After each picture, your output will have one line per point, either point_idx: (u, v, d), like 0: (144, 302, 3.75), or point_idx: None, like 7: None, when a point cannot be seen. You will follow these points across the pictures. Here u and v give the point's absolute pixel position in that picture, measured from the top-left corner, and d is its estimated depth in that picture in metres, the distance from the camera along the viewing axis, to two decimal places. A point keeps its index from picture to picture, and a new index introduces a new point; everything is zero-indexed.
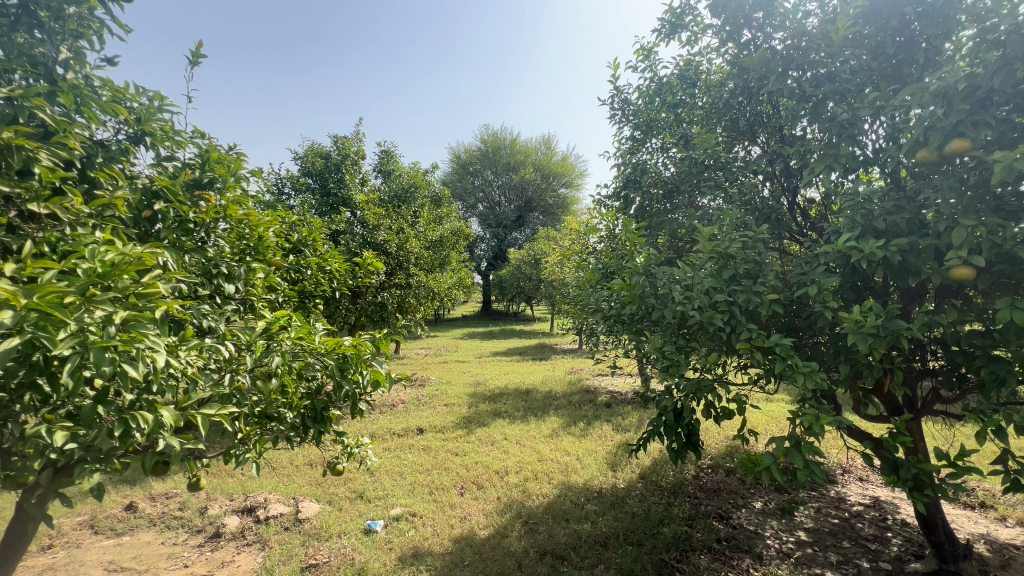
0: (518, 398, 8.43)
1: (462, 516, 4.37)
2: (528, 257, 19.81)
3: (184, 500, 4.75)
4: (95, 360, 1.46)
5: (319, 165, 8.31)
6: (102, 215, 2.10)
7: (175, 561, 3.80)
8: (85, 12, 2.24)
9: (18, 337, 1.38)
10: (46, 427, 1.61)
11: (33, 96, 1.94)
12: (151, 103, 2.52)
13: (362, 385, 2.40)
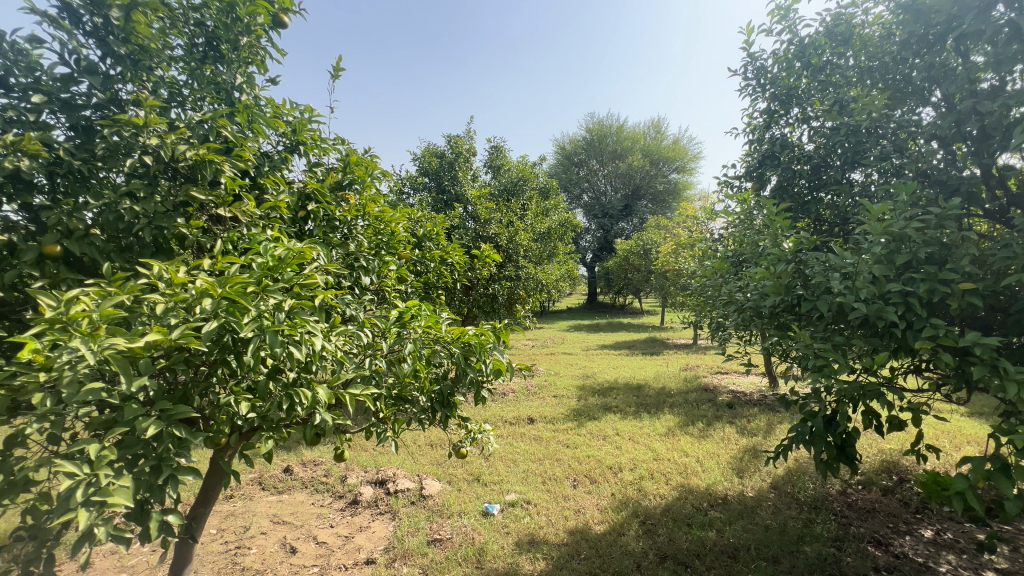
0: (629, 393, 8.16)
1: (577, 509, 4.35)
2: (636, 248, 19.04)
3: (328, 468, 5.40)
4: (268, 343, 1.69)
5: (435, 164, 8.79)
6: (269, 215, 2.41)
7: (324, 521, 4.32)
8: (254, 41, 2.60)
9: (214, 320, 1.63)
10: (234, 398, 1.89)
11: (219, 117, 2.30)
12: (303, 115, 2.83)
13: (485, 373, 2.50)
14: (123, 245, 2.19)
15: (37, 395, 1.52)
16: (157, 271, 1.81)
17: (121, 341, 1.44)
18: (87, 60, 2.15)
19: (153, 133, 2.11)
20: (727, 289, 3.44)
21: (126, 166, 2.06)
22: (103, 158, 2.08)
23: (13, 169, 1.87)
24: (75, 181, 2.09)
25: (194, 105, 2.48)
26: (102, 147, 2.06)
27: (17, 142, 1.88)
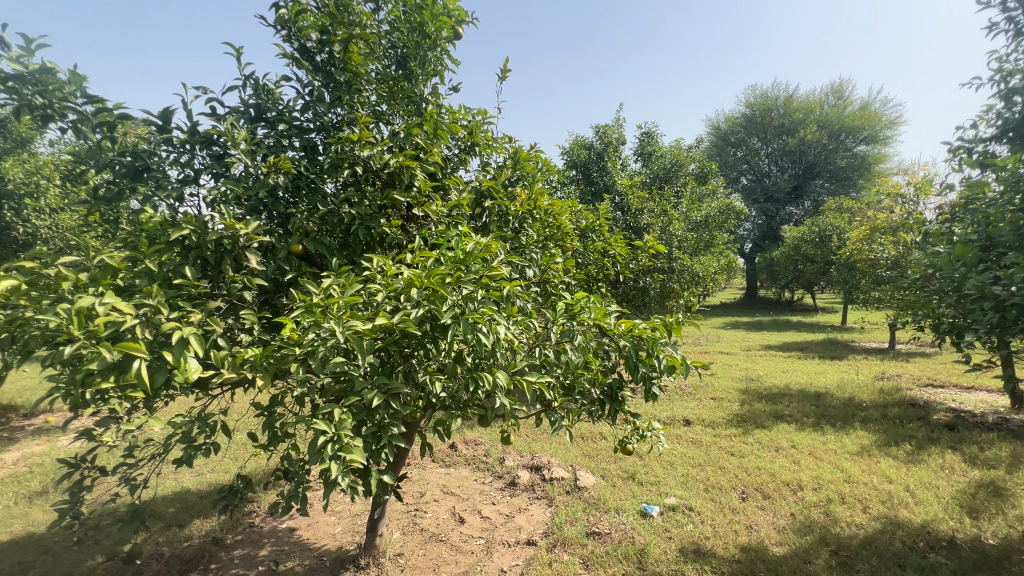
0: (805, 401, 7.12)
1: (748, 525, 3.94)
2: (810, 235, 16.48)
3: (487, 448, 5.79)
4: (462, 329, 1.84)
5: (583, 157, 8.75)
6: (452, 213, 2.63)
7: (486, 498, 4.64)
8: (438, 55, 2.84)
9: (421, 308, 1.83)
10: (429, 378, 2.10)
11: (413, 127, 2.57)
12: (477, 118, 3.03)
13: (658, 369, 2.38)
14: (343, 244, 2.59)
15: (296, 365, 1.89)
16: (374, 264, 2.10)
17: (357, 324, 1.72)
18: (316, 90, 2.59)
19: (365, 146, 2.46)
20: (969, 282, 2.74)
21: (343, 176, 2.43)
22: (327, 171, 2.48)
23: (271, 185, 2.35)
24: (309, 193, 2.54)
25: (391, 119, 2.83)
26: (327, 162, 2.45)
27: (274, 163, 2.35)
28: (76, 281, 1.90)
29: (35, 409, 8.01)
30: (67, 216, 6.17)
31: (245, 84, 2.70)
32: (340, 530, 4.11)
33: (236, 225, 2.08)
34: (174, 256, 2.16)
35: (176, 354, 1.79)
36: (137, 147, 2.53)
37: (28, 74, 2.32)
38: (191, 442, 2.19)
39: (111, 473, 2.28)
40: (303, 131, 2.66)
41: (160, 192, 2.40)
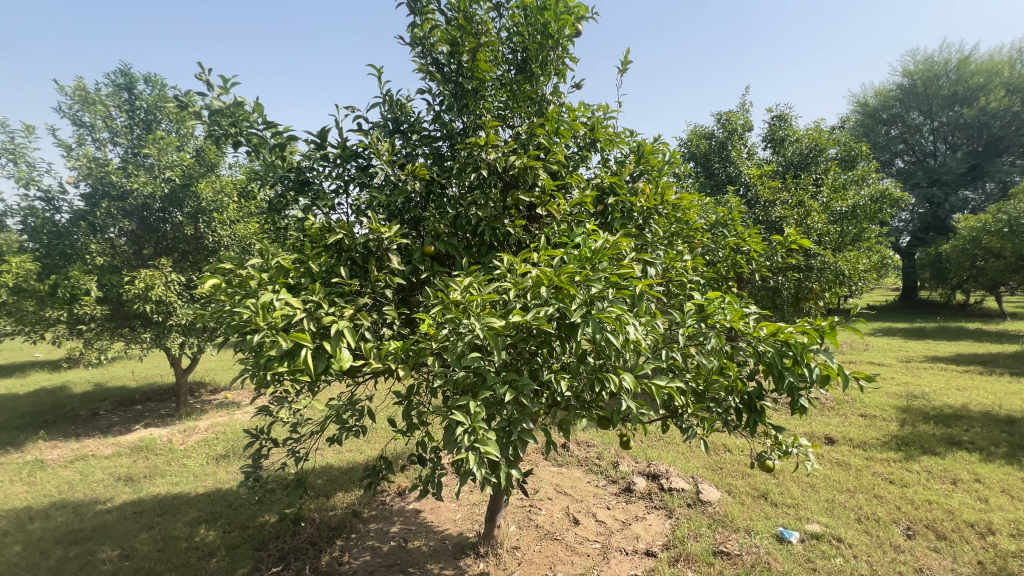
0: (993, 427, 5.86)
1: (917, 568, 3.34)
2: (995, 224, 13.56)
3: (600, 451, 5.69)
4: (591, 328, 1.81)
5: (704, 147, 8.09)
6: (576, 212, 2.62)
7: (601, 501, 4.55)
8: (559, 54, 2.84)
9: (551, 306, 1.84)
10: (556, 376, 2.10)
11: (536, 127, 2.60)
12: (598, 114, 2.98)
13: (809, 380, 2.11)
14: (471, 245, 2.72)
15: (433, 359, 2.02)
16: (504, 263, 2.17)
17: (492, 321, 1.79)
18: (446, 100, 2.75)
19: (491, 150, 2.56)
20: None
21: (471, 179, 2.54)
22: (456, 175, 2.62)
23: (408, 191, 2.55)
24: (440, 196, 2.72)
25: (513, 122, 2.91)
26: (457, 166, 2.59)
27: (410, 171, 2.56)
28: (260, 280, 2.25)
29: (219, 387, 9.72)
30: (242, 226, 7.38)
31: (384, 101, 2.98)
32: (460, 517, 4.33)
33: (381, 229, 2.29)
34: (330, 258, 2.45)
35: (334, 344, 2.01)
36: (301, 165, 2.93)
37: (224, 110, 2.82)
38: (344, 423, 2.46)
39: (282, 445, 2.66)
40: (433, 140, 2.86)
41: (319, 203, 2.75)
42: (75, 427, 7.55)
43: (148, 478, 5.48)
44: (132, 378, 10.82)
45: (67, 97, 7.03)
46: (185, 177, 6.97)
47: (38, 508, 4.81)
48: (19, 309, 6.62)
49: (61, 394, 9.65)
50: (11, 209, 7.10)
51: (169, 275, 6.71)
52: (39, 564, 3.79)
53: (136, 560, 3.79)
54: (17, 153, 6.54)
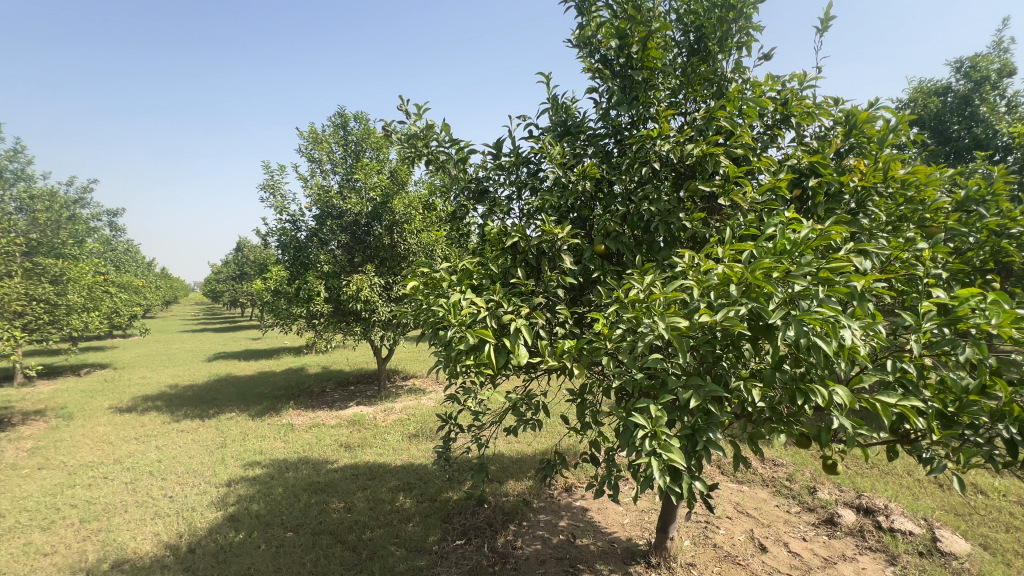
0: None
1: None
2: None
3: (791, 473, 4.97)
4: (793, 331, 1.56)
5: (935, 108, 6.78)
6: (766, 199, 2.32)
7: (795, 530, 3.96)
8: (741, 25, 2.56)
9: (741, 306, 1.65)
10: (745, 384, 1.88)
11: (717, 110, 2.38)
12: (792, 85, 2.61)
13: None
14: (643, 242, 2.62)
15: (608, 359, 1.99)
16: (686, 259, 2.03)
17: (677, 320, 1.69)
18: (614, 96, 2.73)
19: (665, 141, 2.43)
20: None
21: (642, 174, 2.45)
22: (626, 171, 2.56)
23: (580, 192, 2.58)
24: (609, 195, 2.69)
25: (686, 108, 2.74)
26: (626, 162, 2.52)
27: (581, 171, 2.58)
28: (450, 282, 2.52)
29: (409, 375, 11.28)
30: (426, 234, 8.31)
31: (551, 107, 3.10)
32: (629, 521, 4.22)
33: (554, 230, 2.34)
34: (507, 260, 2.62)
35: (513, 341, 2.13)
36: (479, 176, 3.23)
37: (418, 134, 3.26)
38: (521, 416, 2.59)
39: (466, 431, 2.93)
40: (600, 138, 2.87)
41: (496, 209, 2.98)
42: (311, 400, 9.56)
43: (361, 447, 6.64)
44: (347, 364, 13.27)
45: (304, 139, 8.88)
46: (384, 196, 8.22)
47: (291, 461, 6.22)
48: (277, 307, 8.67)
49: (301, 373, 12.34)
50: (271, 231, 9.32)
51: (373, 279, 8.01)
52: (293, 505, 4.90)
53: (355, 514, 4.61)
54: (274, 188, 8.54)
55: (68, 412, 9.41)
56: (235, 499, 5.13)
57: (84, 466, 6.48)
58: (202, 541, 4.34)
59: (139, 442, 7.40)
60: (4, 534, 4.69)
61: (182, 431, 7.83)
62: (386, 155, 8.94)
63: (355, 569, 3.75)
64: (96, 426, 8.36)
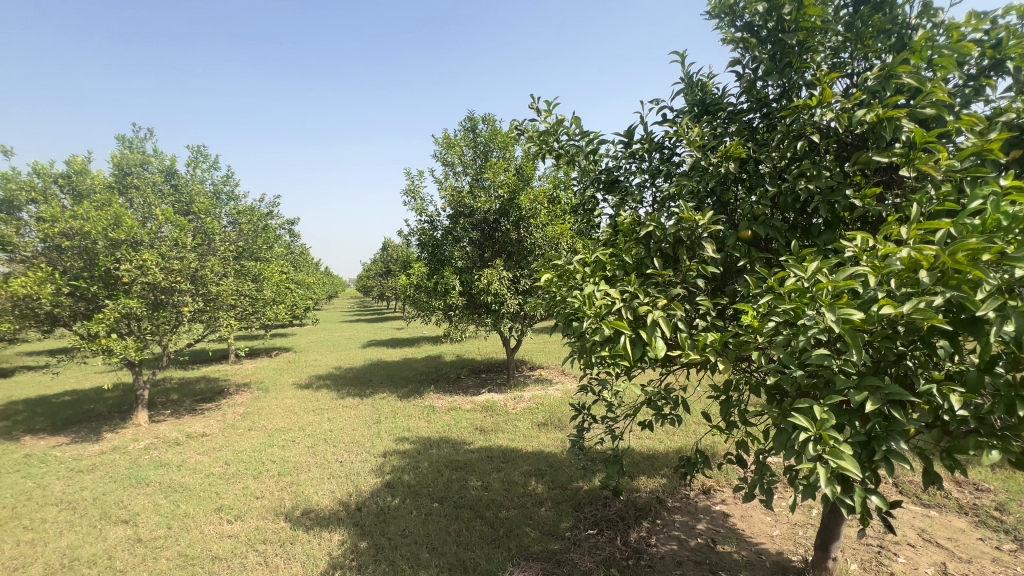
0: None
1: None
2: None
3: (1001, 502, 4.03)
4: (1013, 326, 1.28)
5: None
6: (966, 166, 1.92)
7: (1008, 571, 3.21)
8: None
9: (936, 296, 1.39)
10: (938, 389, 1.59)
11: (898, 66, 2.02)
12: (1005, 22, 2.11)
13: None
14: (797, 225, 2.35)
15: (759, 353, 1.84)
16: (859, 242, 1.77)
17: (851, 313, 1.49)
18: (760, 67, 2.50)
19: (826, 109, 2.14)
20: None
21: (797, 149, 2.19)
22: (776, 147, 2.33)
23: (723, 174, 2.40)
24: (756, 175, 2.46)
25: (853, 67, 2.39)
26: (778, 136, 2.27)
27: (724, 152, 2.40)
28: (583, 273, 2.55)
29: (536, 365, 11.62)
30: (551, 228, 8.42)
31: (686, 87, 2.96)
32: (779, 534, 3.83)
33: (693, 217, 2.23)
34: (641, 250, 2.57)
35: (650, 333, 2.09)
36: (609, 167, 3.23)
37: (548, 130, 3.42)
38: (659, 410, 2.52)
39: (600, 421, 2.94)
40: (743, 115, 2.66)
41: (629, 198, 2.93)
42: (449, 385, 10.42)
43: (494, 431, 7.05)
44: (478, 353, 14.15)
45: (439, 145, 9.62)
46: (511, 192, 8.54)
47: (434, 439, 6.87)
48: (419, 300, 9.58)
49: (440, 361, 13.50)
50: (412, 231, 10.33)
51: (502, 272, 8.40)
52: (438, 478, 5.42)
53: (491, 493, 4.94)
54: (415, 192, 9.41)
55: (265, 386, 11.59)
56: (390, 469, 5.85)
57: (279, 430, 7.93)
58: (367, 501, 5.04)
59: (316, 414, 8.82)
60: (230, 478, 5.99)
61: (347, 407, 9.14)
62: (512, 152, 9.25)
63: (494, 544, 4.02)
64: (286, 399, 10.17)
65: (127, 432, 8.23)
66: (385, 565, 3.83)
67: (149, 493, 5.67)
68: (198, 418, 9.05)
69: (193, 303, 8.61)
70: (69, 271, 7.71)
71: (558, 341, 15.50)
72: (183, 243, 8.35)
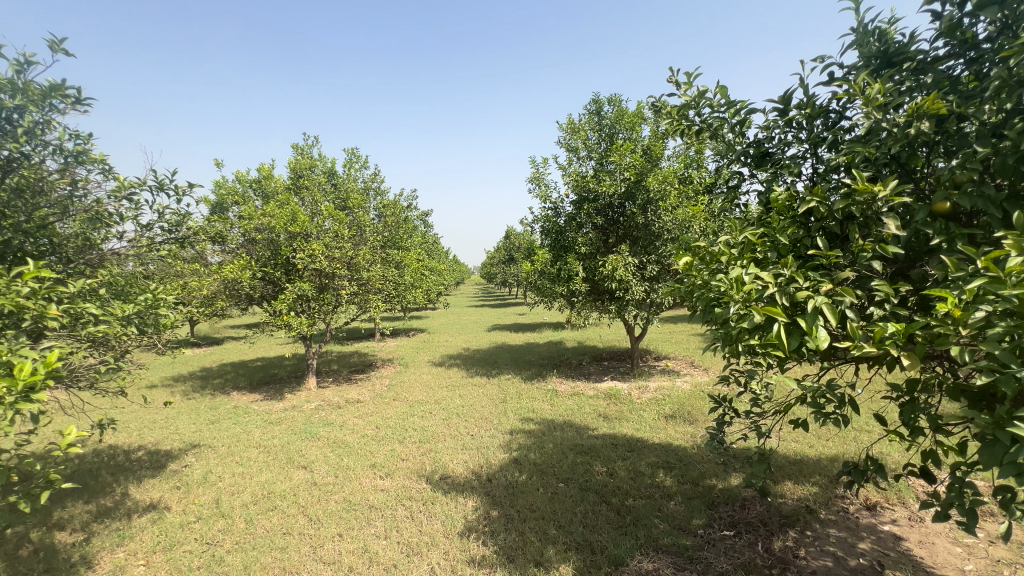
0: None
1: None
2: None
3: None
4: None
5: None
6: None
7: None
8: None
9: None
10: None
11: None
12: None
13: None
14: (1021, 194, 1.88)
15: (962, 350, 1.53)
16: None
17: None
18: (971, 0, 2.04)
19: None
20: None
21: None
22: (990, 98, 1.89)
23: (912, 135, 2.03)
24: (959, 135, 2.03)
25: None
26: (995, 84, 1.84)
27: (914, 110, 2.02)
28: (729, 255, 2.39)
29: (662, 355, 11.13)
30: (682, 210, 7.91)
31: (861, 38, 2.57)
32: (973, 569, 3.17)
33: (871, 187, 1.92)
34: (799, 229, 2.30)
35: (810, 322, 1.86)
36: (759, 139, 2.96)
37: (689, 103, 3.27)
38: (819, 408, 2.25)
39: (744, 416, 2.72)
40: (942, 63, 2.21)
41: (783, 171, 2.64)
42: (571, 371, 10.52)
43: (619, 419, 6.95)
44: (600, 341, 14.00)
45: (563, 131, 9.61)
46: (638, 174, 8.21)
47: (558, 422, 7.01)
48: (542, 286, 9.77)
49: (562, 346, 13.67)
50: (537, 219, 10.54)
51: (627, 258, 8.16)
52: (563, 460, 5.54)
53: (617, 480, 4.90)
54: (539, 179, 9.56)
55: (406, 362, 12.90)
56: (516, 446, 6.13)
57: (418, 402, 8.79)
58: (496, 474, 5.36)
59: (449, 390, 9.58)
60: (380, 440, 6.83)
61: (476, 385, 9.76)
62: (640, 133, 8.98)
63: (621, 530, 4.00)
64: (423, 374, 11.21)
65: (302, 394, 9.83)
66: (515, 534, 4.06)
67: (320, 446, 6.73)
68: (354, 387, 10.45)
69: (349, 287, 9.89)
70: (261, 260, 9.40)
71: (686, 332, 14.62)
72: (341, 234, 9.61)
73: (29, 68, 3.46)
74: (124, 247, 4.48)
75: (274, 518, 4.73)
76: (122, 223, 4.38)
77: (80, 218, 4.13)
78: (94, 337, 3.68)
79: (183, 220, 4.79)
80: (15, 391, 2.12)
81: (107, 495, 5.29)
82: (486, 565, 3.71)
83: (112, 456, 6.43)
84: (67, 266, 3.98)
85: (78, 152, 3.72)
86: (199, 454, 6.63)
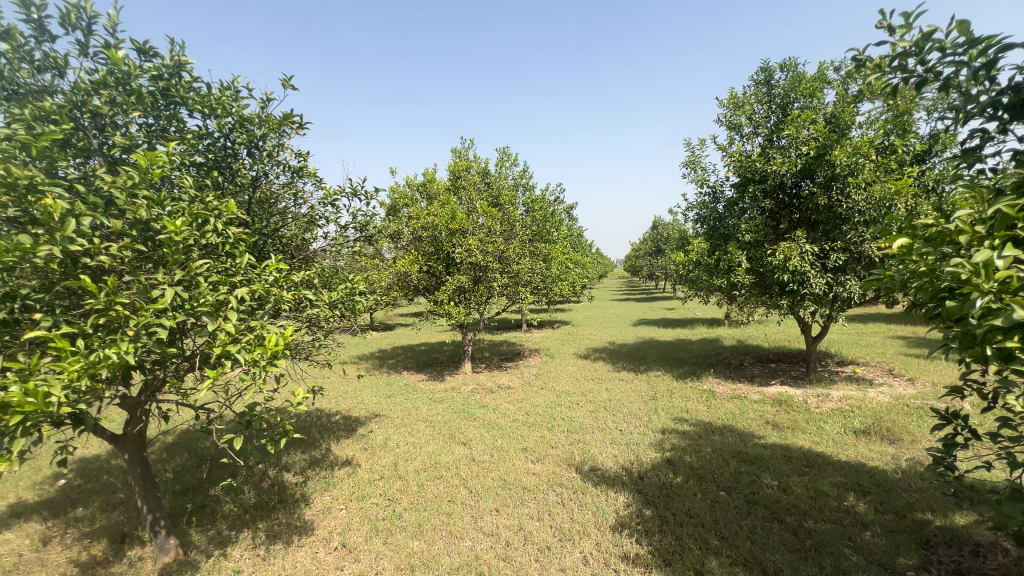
0: None
1: None
2: None
3: None
4: None
5: None
6: None
7: None
8: None
9: None
10: None
11: None
12: None
13: None
14: None
15: None
16: None
17: None
18: None
19: None
20: None
21: None
22: None
23: None
24: None
25: None
26: None
27: None
28: (971, 234, 1.90)
29: (848, 360, 9.46)
30: (881, 186, 6.59)
31: None
32: None
33: None
34: None
35: None
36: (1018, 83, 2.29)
37: (910, 49, 2.67)
38: None
39: (989, 439, 2.13)
40: None
41: None
42: (731, 372, 9.59)
43: (791, 429, 6.12)
44: (766, 340, 12.50)
45: (724, 107, 8.74)
46: (821, 148, 7.06)
47: (717, 426, 6.47)
48: (697, 278, 9.06)
49: (718, 345, 12.56)
50: (691, 205, 9.81)
51: (804, 245, 7.09)
52: (724, 467, 5.08)
53: (792, 497, 4.32)
54: (695, 163, 8.87)
55: (552, 353, 13.22)
56: (670, 446, 5.82)
57: (565, 393, 8.96)
58: (648, 472, 5.16)
59: (595, 382, 9.55)
60: (531, 426, 7.13)
61: (623, 380, 9.55)
62: (823, 99, 7.73)
63: (799, 555, 3.51)
64: (569, 366, 11.37)
65: (460, 377, 10.76)
66: (672, 538, 3.86)
67: (477, 426, 7.29)
68: (505, 373, 11.09)
69: (501, 279, 10.52)
70: (426, 255, 10.51)
71: (880, 332, 12.20)
72: (494, 229, 10.24)
73: (269, 104, 4.37)
74: (327, 245, 5.39)
75: (440, 485, 5.27)
76: (327, 225, 5.28)
77: (299, 222, 5.06)
78: (311, 319, 4.52)
79: (370, 220, 5.58)
80: (265, 356, 2.72)
81: (317, 448, 6.51)
82: (641, 563, 3.61)
83: (319, 417, 7.88)
84: (292, 261, 4.93)
85: (300, 168, 4.59)
86: (380, 422, 7.73)
